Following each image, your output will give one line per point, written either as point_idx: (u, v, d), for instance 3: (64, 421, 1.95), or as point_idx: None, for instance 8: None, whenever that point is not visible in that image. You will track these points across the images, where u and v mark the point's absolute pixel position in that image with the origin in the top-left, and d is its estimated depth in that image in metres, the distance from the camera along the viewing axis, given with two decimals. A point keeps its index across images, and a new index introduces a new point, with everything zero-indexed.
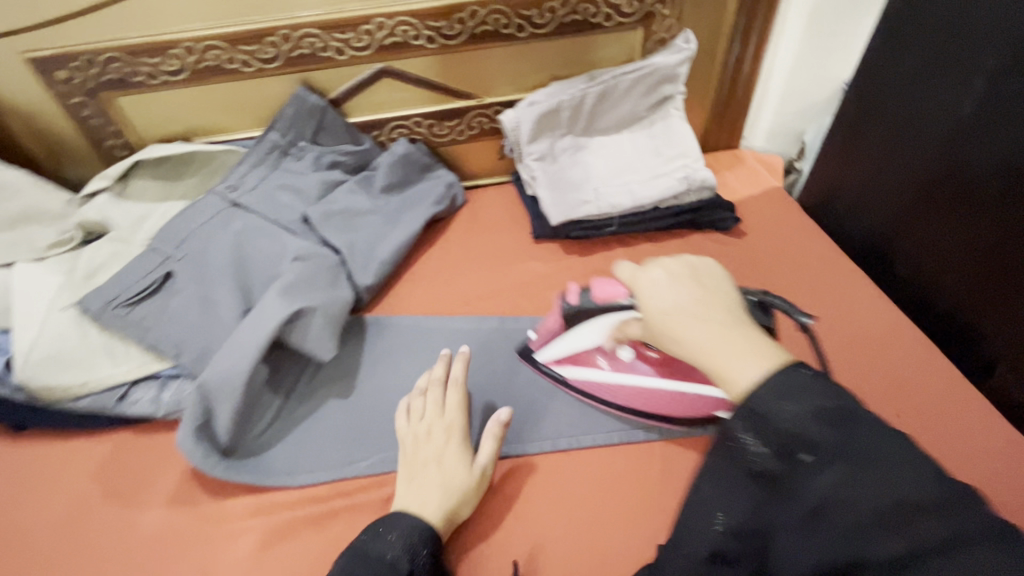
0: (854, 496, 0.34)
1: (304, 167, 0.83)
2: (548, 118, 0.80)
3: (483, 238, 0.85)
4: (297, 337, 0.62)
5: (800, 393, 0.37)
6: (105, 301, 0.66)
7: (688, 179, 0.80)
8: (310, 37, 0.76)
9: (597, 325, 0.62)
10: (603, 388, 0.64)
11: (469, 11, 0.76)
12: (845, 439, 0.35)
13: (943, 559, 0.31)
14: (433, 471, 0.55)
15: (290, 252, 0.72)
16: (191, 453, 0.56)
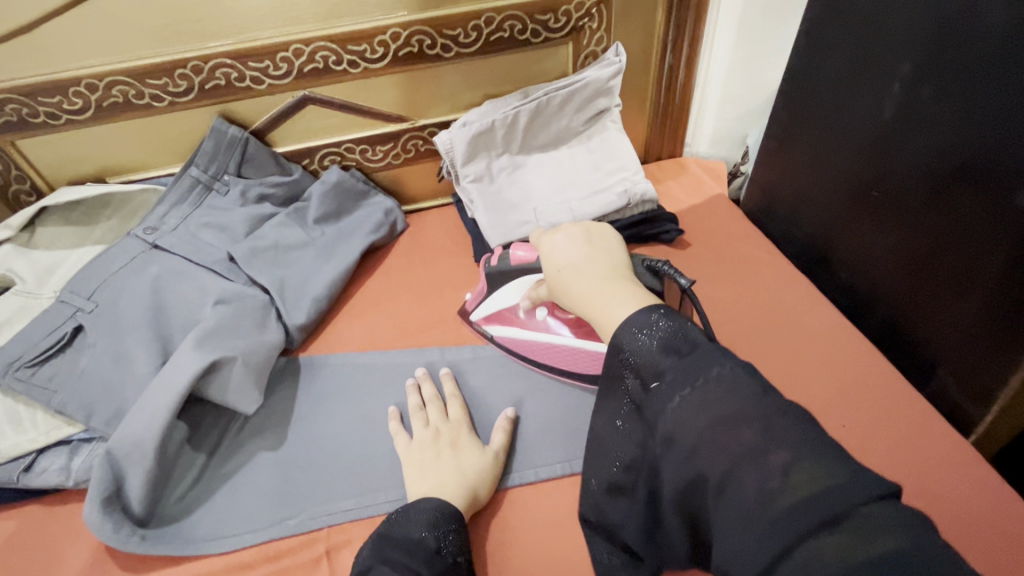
0: (690, 415, 0.38)
1: (230, 202, 0.79)
2: (482, 138, 0.78)
3: (423, 265, 0.82)
4: (216, 390, 0.58)
5: (649, 327, 0.41)
6: (6, 363, 0.61)
7: (628, 193, 0.79)
8: (224, 67, 0.72)
9: (519, 289, 0.64)
10: (524, 345, 0.65)
11: (391, 33, 0.74)
12: (683, 364, 0.39)
13: (757, 465, 0.34)
14: (449, 462, 0.55)
15: (213, 296, 0.68)
16: (99, 529, 0.51)
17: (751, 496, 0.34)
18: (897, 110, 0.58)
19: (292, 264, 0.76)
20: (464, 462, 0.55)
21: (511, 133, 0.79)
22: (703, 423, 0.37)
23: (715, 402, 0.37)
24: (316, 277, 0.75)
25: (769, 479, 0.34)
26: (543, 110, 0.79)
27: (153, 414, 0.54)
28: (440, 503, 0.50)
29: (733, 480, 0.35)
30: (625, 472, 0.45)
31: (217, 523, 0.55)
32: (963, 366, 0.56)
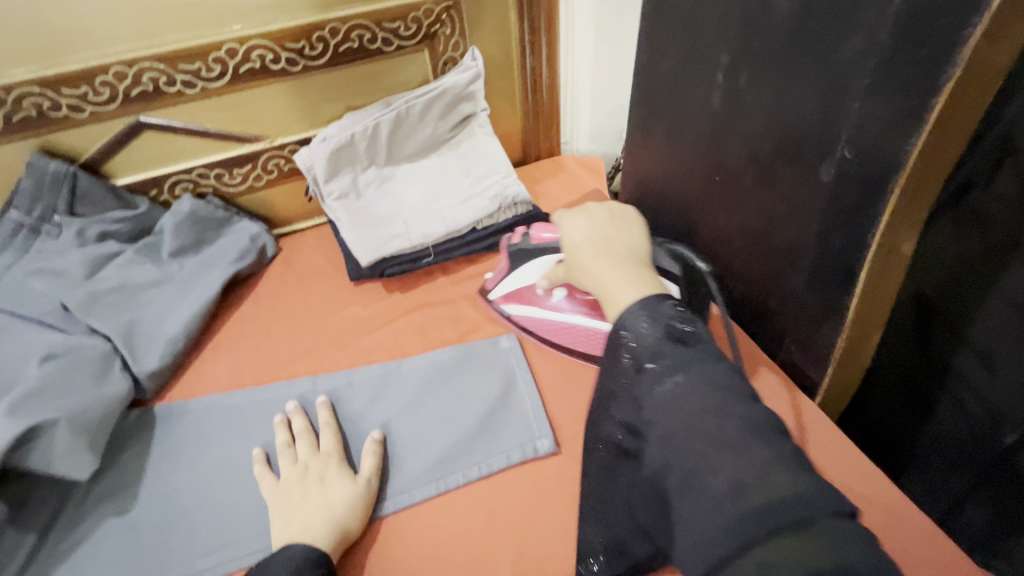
0: (682, 401, 0.37)
1: (65, 244, 0.71)
2: (342, 153, 0.75)
3: (296, 290, 0.78)
4: (38, 458, 0.51)
5: (657, 314, 0.41)
6: None
7: (499, 197, 0.79)
8: (31, 96, 0.65)
9: (540, 267, 0.67)
10: (541, 323, 0.67)
11: (227, 49, 0.69)
12: (687, 353, 0.39)
13: (733, 458, 0.33)
14: (315, 497, 0.52)
15: (39, 351, 0.60)
16: None
17: (723, 483, 0.33)
18: (721, 98, 0.61)
19: (142, 306, 0.70)
20: (336, 497, 0.52)
21: (373, 145, 0.77)
22: (688, 414, 0.36)
23: (701, 398, 0.36)
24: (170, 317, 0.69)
25: (744, 472, 0.33)
26: (403, 119, 0.77)
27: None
28: (308, 546, 0.47)
29: (707, 473, 0.34)
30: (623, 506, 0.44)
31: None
32: (804, 334, 0.60)
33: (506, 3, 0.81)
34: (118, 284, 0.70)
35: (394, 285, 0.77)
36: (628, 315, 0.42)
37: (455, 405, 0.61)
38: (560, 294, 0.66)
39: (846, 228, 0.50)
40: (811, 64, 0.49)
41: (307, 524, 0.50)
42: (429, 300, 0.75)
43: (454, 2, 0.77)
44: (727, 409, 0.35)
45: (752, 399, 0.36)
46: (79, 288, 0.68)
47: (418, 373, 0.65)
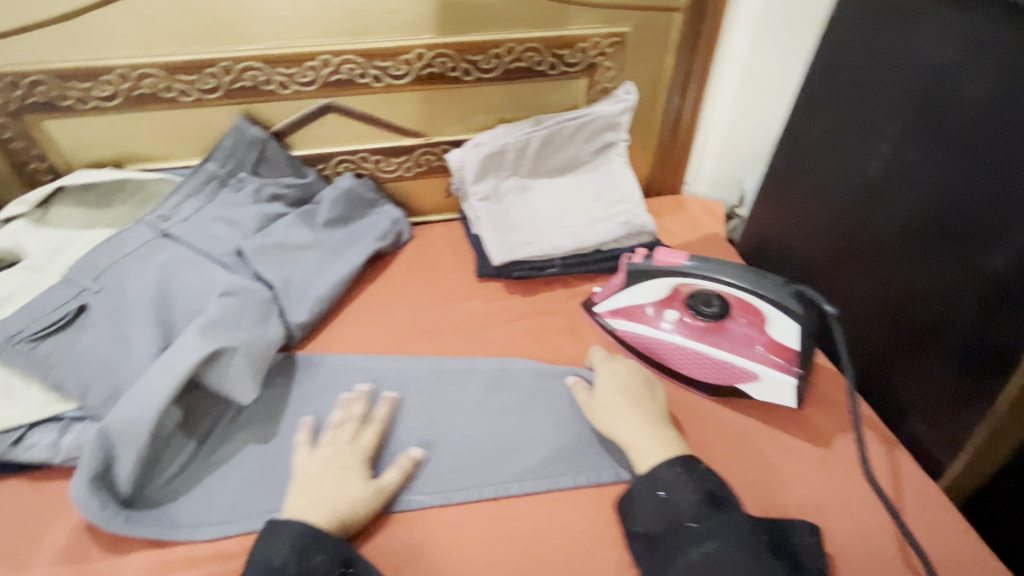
0: (720, 556, 0.45)
1: (244, 199, 0.81)
2: (492, 160, 0.82)
3: (425, 275, 0.84)
4: (215, 377, 0.59)
5: (698, 478, 0.51)
6: (8, 335, 0.63)
7: (628, 224, 0.82)
8: (252, 70, 0.75)
9: (660, 286, 0.66)
10: (646, 341, 0.68)
11: (416, 53, 0.77)
12: (720, 518, 0.48)
13: (725, 550, 0.46)
14: (329, 484, 0.54)
15: (216, 286, 0.69)
16: (84, 506, 0.52)
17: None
18: (880, 168, 0.62)
19: (298, 264, 0.79)
20: (358, 494, 0.54)
21: (520, 156, 0.83)
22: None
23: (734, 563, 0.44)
24: (320, 278, 0.77)
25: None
26: (552, 138, 0.83)
27: (150, 399, 0.55)
28: (306, 530, 0.50)
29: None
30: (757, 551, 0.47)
31: (202, 508, 0.56)
32: (936, 413, 0.59)
33: (668, 46, 0.85)
34: (282, 241, 0.79)
35: (516, 288, 0.82)
36: (657, 472, 0.52)
37: (566, 412, 0.65)
38: (672, 317, 0.67)
39: (1013, 316, 0.50)
40: (998, 150, 0.50)
41: (323, 508, 0.53)
42: (546, 308, 0.79)
43: (621, 39, 0.82)
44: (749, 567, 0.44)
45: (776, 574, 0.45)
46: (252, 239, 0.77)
47: (531, 377, 0.68)
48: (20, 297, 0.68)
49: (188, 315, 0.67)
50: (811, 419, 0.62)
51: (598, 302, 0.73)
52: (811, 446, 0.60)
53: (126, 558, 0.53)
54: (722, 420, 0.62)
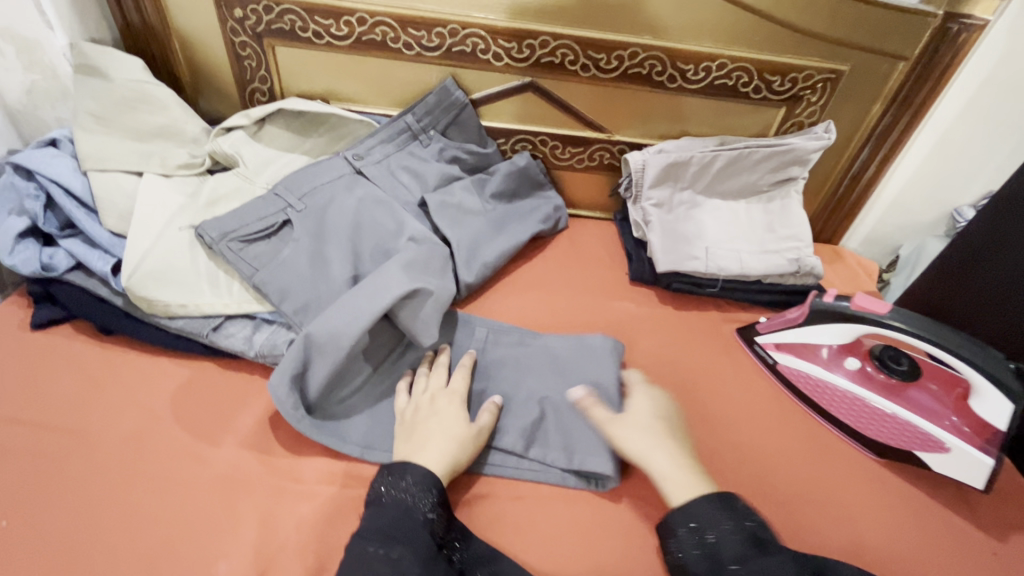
0: None
1: (429, 155, 0.84)
2: (675, 168, 0.82)
3: (579, 267, 0.86)
4: (407, 314, 0.63)
5: (718, 520, 0.49)
6: (224, 232, 0.68)
7: (799, 262, 0.80)
8: (476, 37, 0.78)
9: (848, 331, 0.63)
10: (812, 382, 0.66)
11: (631, 51, 0.79)
12: (752, 561, 0.46)
13: None
14: (434, 426, 0.56)
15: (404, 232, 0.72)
16: (282, 402, 0.55)
17: None
18: None
19: (469, 228, 0.81)
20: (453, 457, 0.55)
21: (702, 172, 0.83)
22: None
23: None
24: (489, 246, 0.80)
25: None
26: (738, 161, 0.82)
27: (352, 322, 0.58)
28: (416, 479, 0.51)
29: None
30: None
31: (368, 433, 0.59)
32: None
33: (879, 94, 0.82)
34: (457, 203, 0.82)
35: (668, 299, 0.81)
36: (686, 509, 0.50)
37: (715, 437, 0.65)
38: (852, 365, 0.66)
39: None
40: None
41: (438, 449, 0.54)
42: (700, 327, 0.78)
43: (836, 77, 0.80)
44: None
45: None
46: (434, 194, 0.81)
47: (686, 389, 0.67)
48: (233, 201, 0.74)
49: (378, 253, 0.71)
50: (981, 507, 0.59)
51: (762, 332, 0.72)
52: (983, 534, 0.57)
53: (303, 462, 0.57)
54: (885, 483, 0.60)
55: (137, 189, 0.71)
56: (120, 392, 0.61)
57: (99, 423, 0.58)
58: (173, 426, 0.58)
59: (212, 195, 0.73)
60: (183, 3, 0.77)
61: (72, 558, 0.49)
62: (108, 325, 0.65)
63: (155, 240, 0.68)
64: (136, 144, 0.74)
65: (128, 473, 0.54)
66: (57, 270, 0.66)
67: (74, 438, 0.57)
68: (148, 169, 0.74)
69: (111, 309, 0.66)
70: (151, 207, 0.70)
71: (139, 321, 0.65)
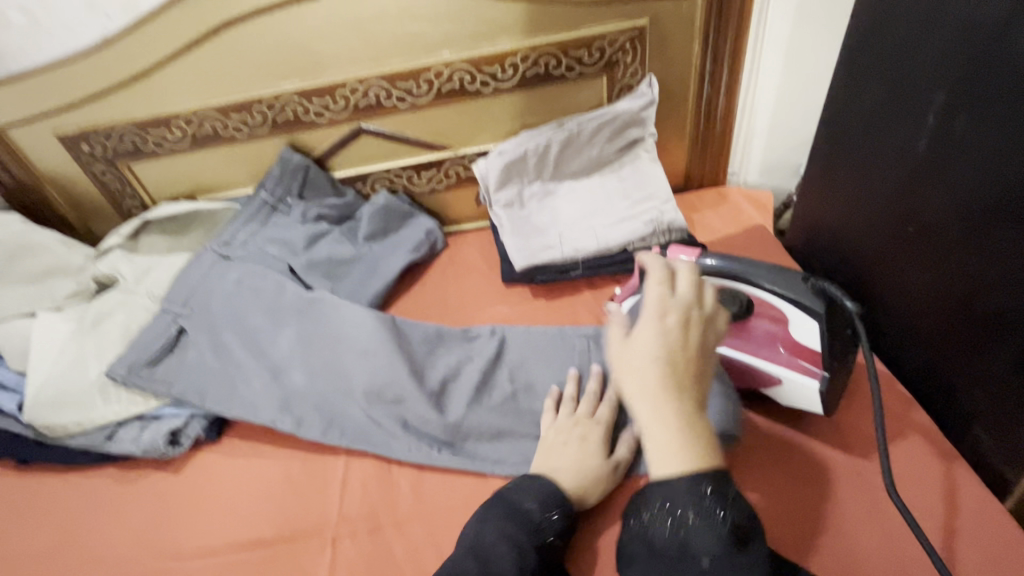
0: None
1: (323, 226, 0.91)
2: (514, 166, 0.83)
3: (456, 283, 0.88)
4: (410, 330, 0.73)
5: (702, 507, 0.42)
6: (128, 366, 0.73)
7: (655, 222, 0.80)
8: (292, 103, 0.83)
9: None
10: None
11: (435, 71, 0.81)
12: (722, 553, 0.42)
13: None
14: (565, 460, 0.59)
15: (292, 292, 0.77)
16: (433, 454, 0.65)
17: None
18: (929, 142, 0.56)
19: (353, 277, 0.87)
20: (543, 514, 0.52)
21: (542, 161, 0.84)
22: None
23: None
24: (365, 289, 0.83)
25: None
26: (573, 141, 0.83)
27: (386, 370, 0.68)
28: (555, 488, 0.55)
29: None
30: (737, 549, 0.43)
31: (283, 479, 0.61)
32: (1006, 423, 0.54)
33: (692, 32, 0.81)
34: (333, 255, 0.87)
35: (539, 292, 0.82)
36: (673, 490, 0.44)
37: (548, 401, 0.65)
38: None
39: None
40: None
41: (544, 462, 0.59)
42: (571, 312, 0.79)
43: (640, 32, 0.80)
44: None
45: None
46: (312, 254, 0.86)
47: (546, 381, 0.69)
48: (117, 314, 0.81)
49: (259, 325, 0.75)
50: (833, 422, 0.59)
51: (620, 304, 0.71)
52: (835, 450, 0.57)
53: (193, 540, 0.63)
54: (755, 432, 0.59)
55: (31, 329, 0.79)
56: (40, 512, 0.69)
57: (27, 548, 0.66)
58: (89, 534, 0.66)
59: (97, 315, 0.80)
60: (40, 153, 0.86)
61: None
62: (24, 457, 0.72)
63: (49, 371, 0.75)
64: (27, 288, 0.83)
65: None
66: None
67: (6, 560, 0.65)
68: (40, 307, 0.82)
69: (22, 442, 0.73)
70: (44, 341, 0.78)
71: (47, 446, 0.72)
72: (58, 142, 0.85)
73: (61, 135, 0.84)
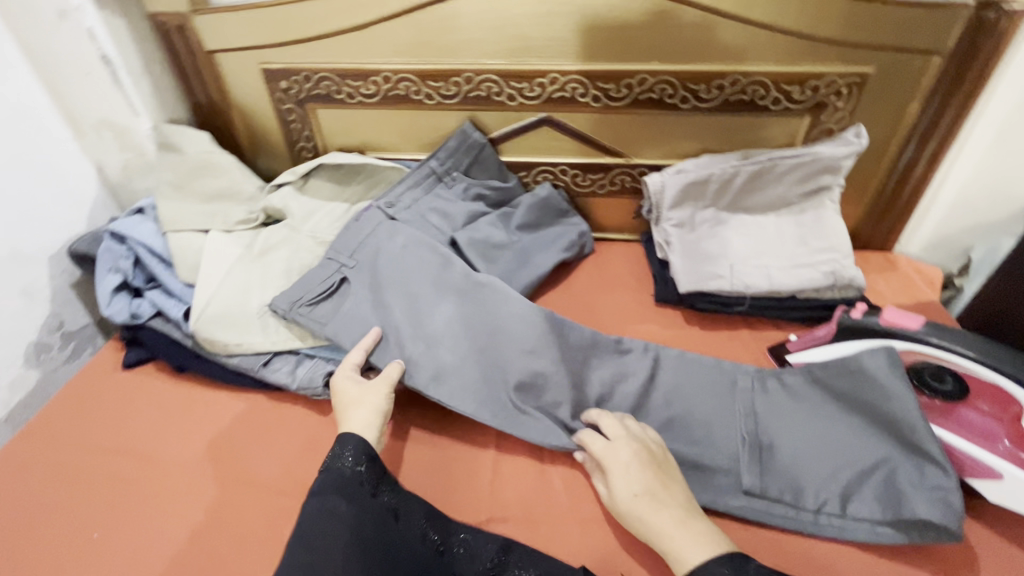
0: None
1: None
2: (694, 187, 0.82)
3: (603, 292, 0.87)
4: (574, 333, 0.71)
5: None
6: (292, 301, 0.75)
7: (835, 274, 0.76)
8: (489, 81, 0.84)
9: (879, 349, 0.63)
10: None
11: (639, 78, 0.80)
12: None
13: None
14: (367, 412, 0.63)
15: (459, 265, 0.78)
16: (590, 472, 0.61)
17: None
18: None
19: (504, 265, 0.86)
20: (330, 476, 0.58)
21: (723, 189, 0.82)
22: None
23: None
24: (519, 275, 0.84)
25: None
26: (761, 174, 0.80)
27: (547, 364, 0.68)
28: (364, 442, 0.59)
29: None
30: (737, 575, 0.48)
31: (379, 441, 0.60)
32: None
33: (915, 91, 0.77)
34: (489, 237, 0.86)
35: (694, 318, 0.80)
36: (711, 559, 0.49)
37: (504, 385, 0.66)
38: None
39: None
40: None
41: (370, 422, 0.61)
42: (728, 348, 0.76)
43: (862, 80, 0.77)
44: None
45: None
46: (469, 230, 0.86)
47: (705, 413, 0.65)
48: (282, 249, 0.83)
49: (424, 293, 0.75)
50: None
51: (792, 350, 0.71)
52: None
53: None
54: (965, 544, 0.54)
55: (204, 245, 0.82)
56: (191, 418, 0.72)
57: (171, 451, 0.69)
58: (236, 453, 0.68)
59: (264, 245, 0.83)
60: (239, 81, 0.90)
61: (147, 563, 0.59)
62: (181, 364, 0.76)
63: (216, 288, 0.78)
64: (204, 206, 0.86)
65: (189, 489, 0.65)
66: (142, 317, 0.78)
67: (156, 458, 0.68)
68: (213, 226, 0.85)
69: (183, 349, 0.77)
70: (215, 258, 0.81)
71: (205, 358, 0.76)
72: (260, 74, 0.88)
73: (265, 68, 0.87)
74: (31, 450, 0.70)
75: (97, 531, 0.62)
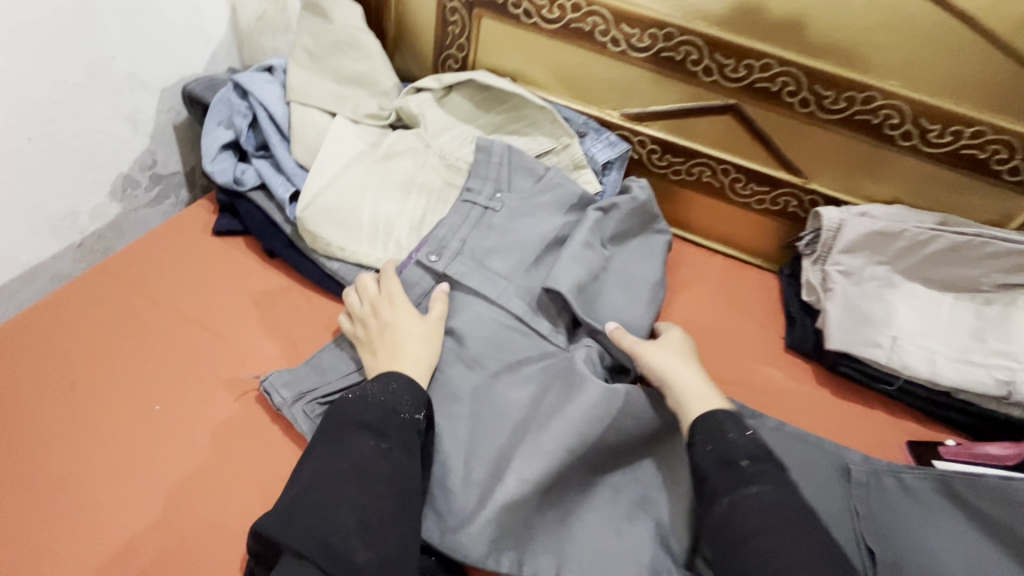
0: (770, 510, 0.44)
1: (608, 186, 0.82)
2: (879, 238, 0.71)
3: (726, 318, 0.77)
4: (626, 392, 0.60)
5: (748, 439, 0.49)
6: (297, 392, 0.57)
7: (1010, 386, 0.63)
8: (689, 45, 0.72)
9: None
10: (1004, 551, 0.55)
11: (867, 94, 0.68)
12: (768, 478, 0.46)
13: (760, 478, 0.46)
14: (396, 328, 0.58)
15: (574, 244, 0.66)
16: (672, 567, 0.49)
17: (766, 499, 0.45)
18: None
19: (613, 297, 0.68)
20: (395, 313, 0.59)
21: (909, 250, 0.70)
22: (786, 520, 0.43)
23: (777, 503, 0.44)
24: (635, 286, 0.70)
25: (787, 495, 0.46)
26: (961, 249, 0.68)
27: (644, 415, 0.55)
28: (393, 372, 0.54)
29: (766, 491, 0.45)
30: (739, 451, 0.48)
31: (467, 434, 0.54)
32: None
33: None
34: (585, 272, 0.65)
35: (825, 381, 0.71)
36: (715, 415, 0.51)
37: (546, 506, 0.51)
38: None
39: None
40: None
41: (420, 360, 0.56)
42: (857, 426, 0.67)
43: None
44: (781, 511, 0.44)
45: (793, 499, 0.45)
46: (558, 275, 0.63)
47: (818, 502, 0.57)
48: (406, 159, 0.75)
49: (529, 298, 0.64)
50: None
51: (944, 457, 0.62)
52: None
53: None
54: None
55: (327, 128, 0.74)
56: (275, 317, 0.66)
57: (243, 348, 0.63)
58: None
59: (390, 149, 0.74)
60: None
61: (179, 472, 0.53)
62: (274, 248, 0.70)
63: (330, 180, 0.70)
64: (336, 88, 0.78)
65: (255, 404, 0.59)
66: (245, 185, 0.72)
67: (228, 348, 0.62)
68: (341, 112, 0.77)
69: (280, 233, 0.70)
70: (336, 146, 0.73)
71: (300, 250, 0.69)
72: None
73: None
74: (106, 292, 0.66)
75: (159, 405, 0.57)
